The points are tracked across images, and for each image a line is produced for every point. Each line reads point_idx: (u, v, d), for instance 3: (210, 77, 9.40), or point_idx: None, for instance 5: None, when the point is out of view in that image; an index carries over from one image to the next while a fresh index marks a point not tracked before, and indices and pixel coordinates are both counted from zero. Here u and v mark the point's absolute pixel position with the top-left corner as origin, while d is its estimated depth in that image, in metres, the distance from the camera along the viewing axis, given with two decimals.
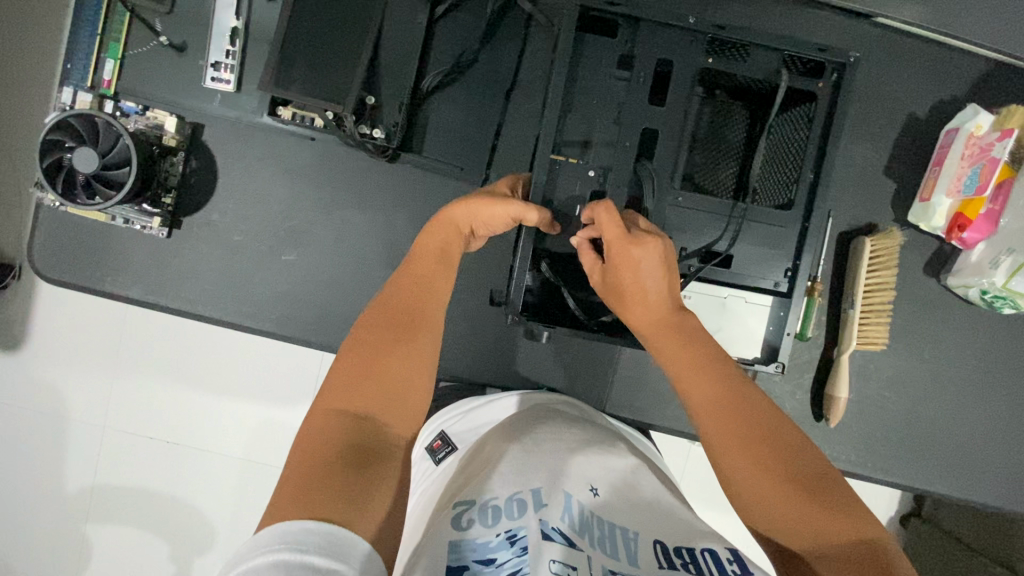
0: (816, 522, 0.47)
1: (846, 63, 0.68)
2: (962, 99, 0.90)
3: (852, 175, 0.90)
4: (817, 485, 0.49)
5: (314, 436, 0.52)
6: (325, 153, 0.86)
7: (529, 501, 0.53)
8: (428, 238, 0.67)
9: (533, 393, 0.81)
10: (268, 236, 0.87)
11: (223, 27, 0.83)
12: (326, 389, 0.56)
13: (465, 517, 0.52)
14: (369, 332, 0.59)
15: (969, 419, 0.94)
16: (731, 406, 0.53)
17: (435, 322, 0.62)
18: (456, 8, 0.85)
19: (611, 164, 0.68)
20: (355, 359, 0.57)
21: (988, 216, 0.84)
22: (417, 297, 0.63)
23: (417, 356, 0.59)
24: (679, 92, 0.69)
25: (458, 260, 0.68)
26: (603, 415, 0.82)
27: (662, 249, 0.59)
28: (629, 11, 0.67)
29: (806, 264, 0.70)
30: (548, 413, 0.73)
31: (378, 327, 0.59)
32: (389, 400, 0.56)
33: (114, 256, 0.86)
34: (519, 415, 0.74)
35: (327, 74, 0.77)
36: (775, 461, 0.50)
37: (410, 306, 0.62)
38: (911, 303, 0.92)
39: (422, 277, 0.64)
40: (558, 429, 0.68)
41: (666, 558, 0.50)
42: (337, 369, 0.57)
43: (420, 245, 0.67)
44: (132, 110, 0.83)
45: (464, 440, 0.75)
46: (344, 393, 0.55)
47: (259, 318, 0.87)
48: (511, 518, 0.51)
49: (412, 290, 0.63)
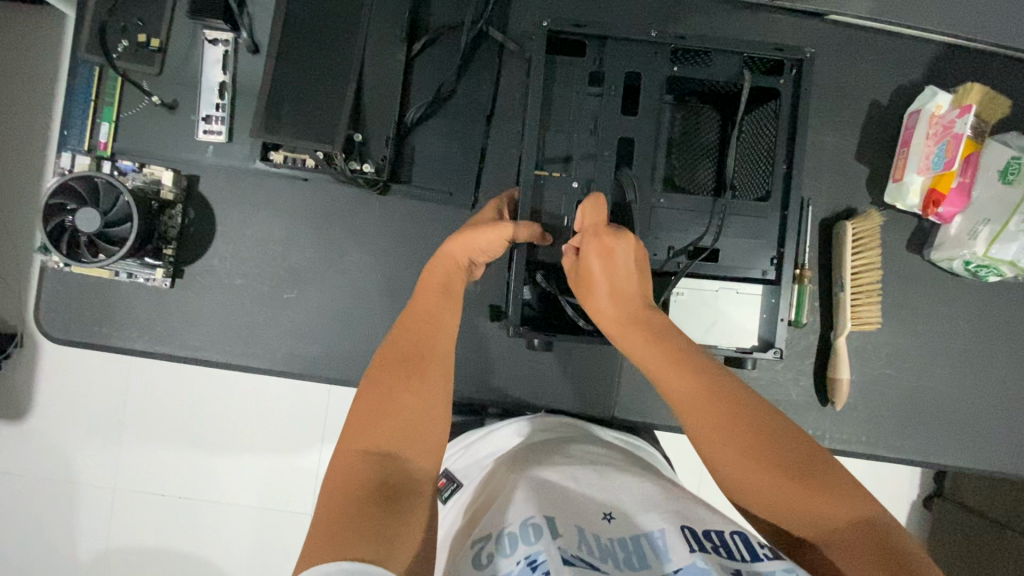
0: (808, 507, 0.48)
1: (803, 60, 0.71)
2: (920, 82, 0.94)
3: (825, 163, 0.94)
4: (810, 472, 0.49)
5: (340, 480, 0.53)
6: (318, 191, 0.89)
7: (544, 526, 0.52)
8: (429, 277, 0.70)
9: (537, 418, 0.82)
10: (269, 277, 0.89)
11: (212, 83, 0.87)
12: (348, 432, 0.57)
13: (485, 556, 0.52)
14: (386, 371, 0.61)
15: (970, 388, 0.95)
16: (710, 398, 0.53)
17: (446, 353, 0.64)
18: (431, 44, 0.89)
19: (593, 175, 0.71)
20: (369, 399, 0.59)
21: (960, 190, 0.88)
22: (424, 334, 0.65)
23: (435, 385, 0.61)
24: (649, 102, 0.72)
25: (461, 293, 0.70)
26: (604, 431, 0.83)
27: (637, 244, 0.65)
28: (594, 31, 0.70)
29: (790, 251, 0.71)
30: (552, 445, 0.73)
31: (392, 364, 0.62)
32: (407, 433, 0.57)
33: (119, 311, 0.88)
34: (523, 448, 0.73)
35: (315, 117, 0.81)
36: (762, 451, 0.50)
37: (418, 342, 0.64)
38: (899, 281, 0.95)
39: (428, 311, 0.67)
40: (564, 460, 0.68)
41: (697, 541, 0.50)
42: (359, 413, 0.58)
43: (423, 285, 0.69)
44: (129, 168, 0.86)
45: (468, 474, 0.77)
46: (361, 432, 0.56)
47: (266, 357, 0.89)
48: (528, 544, 0.50)
49: (418, 327, 0.65)
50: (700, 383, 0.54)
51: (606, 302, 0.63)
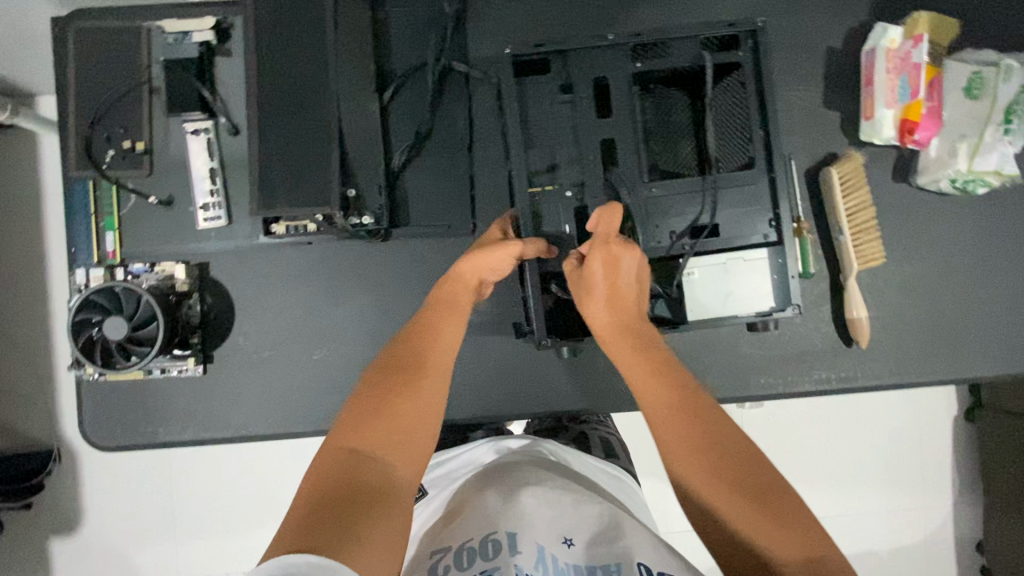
0: (749, 518, 0.52)
1: (755, 29, 0.74)
2: (869, 20, 0.97)
3: (797, 117, 0.97)
4: (757, 488, 0.54)
5: (329, 473, 0.56)
6: (324, 251, 0.92)
7: (503, 545, 0.62)
8: (439, 291, 0.73)
9: (508, 439, 0.91)
10: (295, 342, 0.92)
11: (201, 171, 0.90)
12: (340, 427, 0.61)
13: (444, 564, 0.61)
14: (381, 376, 0.64)
15: (985, 299, 0.98)
16: (678, 404, 0.59)
17: (442, 368, 0.66)
18: (401, 89, 0.92)
19: (583, 180, 0.74)
20: (368, 397, 0.62)
21: (932, 114, 0.92)
22: (424, 340, 0.67)
23: (425, 399, 0.63)
24: (621, 99, 0.74)
25: (468, 309, 0.72)
26: (568, 453, 0.91)
27: (638, 258, 0.68)
28: (554, 48, 0.73)
29: (786, 209, 0.73)
30: (534, 461, 0.81)
31: (386, 370, 0.64)
32: (399, 442, 0.60)
33: (159, 407, 0.91)
34: (512, 460, 0.81)
35: (308, 183, 0.85)
36: (711, 458, 0.55)
37: (416, 353, 0.66)
38: (893, 212, 0.97)
39: (431, 323, 0.69)
40: (544, 475, 0.75)
41: None
42: (353, 412, 0.61)
43: (433, 296, 0.72)
44: (140, 270, 0.88)
45: (435, 484, 0.87)
46: (352, 429, 0.60)
47: (309, 419, 0.91)
48: (486, 559, 0.61)
49: (421, 336, 0.68)
50: (677, 391, 0.60)
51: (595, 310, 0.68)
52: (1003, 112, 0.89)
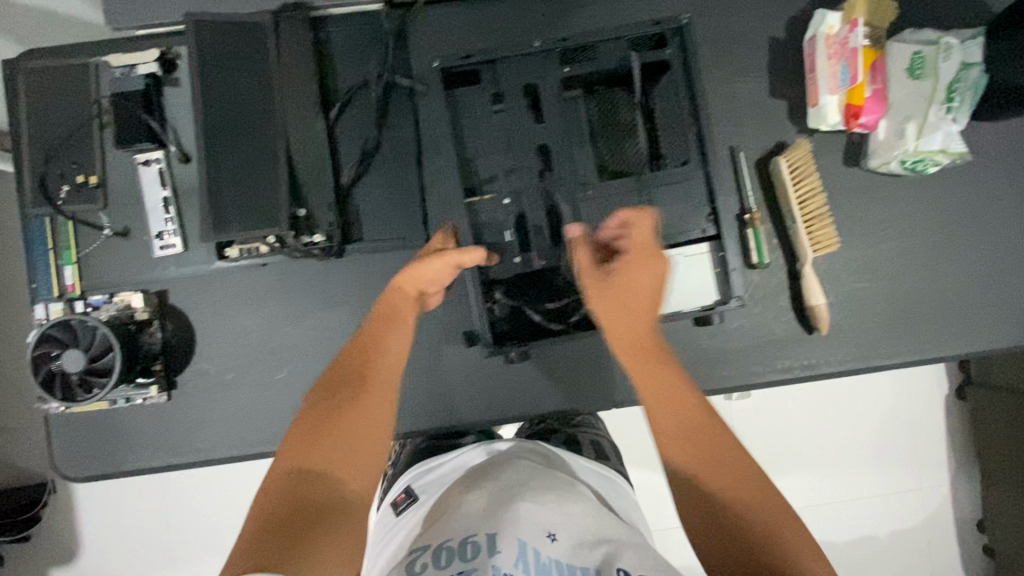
0: (741, 501, 0.54)
1: (681, 26, 0.74)
2: (808, 8, 0.97)
3: (743, 108, 0.97)
4: (749, 476, 0.55)
5: (274, 495, 0.56)
6: (281, 271, 0.93)
7: (482, 544, 0.60)
8: (381, 304, 0.73)
9: (500, 441, 0.87)
10: (257, 364, 0.93)
11: (155, 200, 0.91)
12: (286, 447, 0.61)
13: (420, 563, 0.59)
14: (325, 393, 0.64)
15: (945, 277, 0.98)
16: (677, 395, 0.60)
17: (387, 377, 0.67)
18: (347, 107, 0.93)
19: (520, 187, 0.75)
20: (314, 416, 0.62)
21: (875, 97, 0.91)
22: (369, 356, 0.68)
23: (370, 408, 0.63)
24: (552, 104, 0.74)
25: (411, 317, 0.73)
26: (570, 457, 0.86)
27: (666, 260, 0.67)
28: (483, 57, 0.74)
29: (720, 203, 0.74)
30: (525, 461, 0.78)
31: (331, 387, 0.65)
32: (350, 458, 0.60)
33: (127, 436, 0.92)
34: (498, 462, 0.79)
35: (257, 205, 0.86)
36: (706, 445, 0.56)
37: (360, 366, 0.67)
38: (846, 197, 0.97)
39: (374, 336, 0.70)
40: (532, 475, 0.73)
41: None
42: (298, 431, 0.61)
43: (375, 310, 0.73)
44: (100, 301, 0.90)
45: (425, 490, 0.84)
46: (298, 448, 0.60)
47: (276, 439, 0.92)
48: (465, 560, 0.58)
49: (365, 350, 0.68)
50: (679, 383, 0.60)
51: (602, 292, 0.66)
52: (946, 91, 0.89)
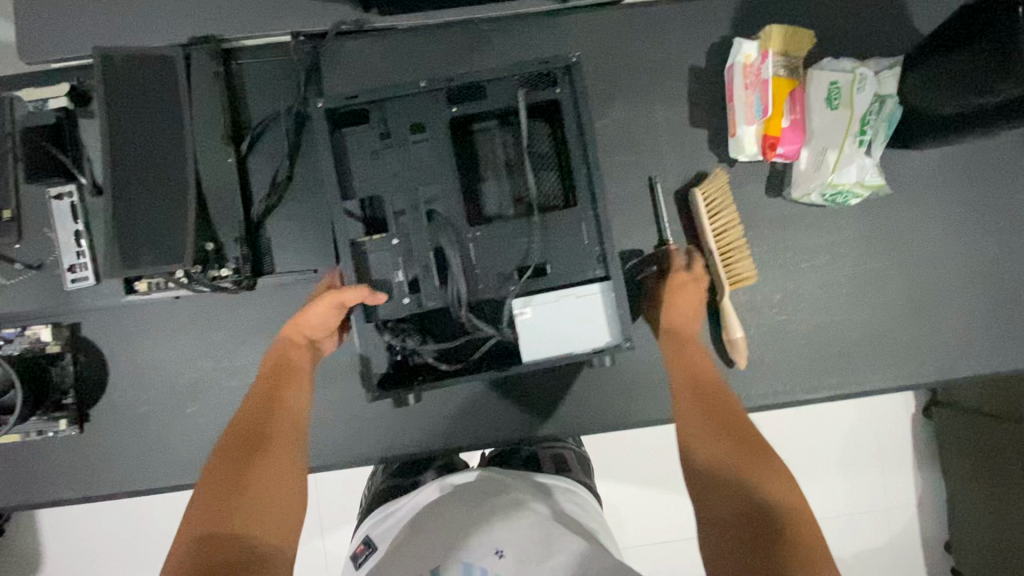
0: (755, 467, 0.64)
1: (570, 64, 0.72)
2: (729, 36, 0.96)
3: (663, 137, 0.96)
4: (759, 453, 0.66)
5: (185, 558, 0.56)
6: (194, 304, 0.93)
7: None
8: (271, 362, 0.77)
9: (455, 474, 0.82)
10: (169, 396, 0.93)
11: (67, 233, 0.91)
12: (191, 513, 0.61)
13: None
14: (229, 452, 0.67)
15: (865, 309, 0.97)
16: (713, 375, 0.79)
17: (290, 426, 0.72)
18: (260, 139, 0.93)
19: (408, 229, 0.73)
20: (219, 482, 0.63)
21: (794, 127, 0.90)
22: (269, 415, 0.71)
23: (279, 453, 0.68)
24: (441, 145, 0.74)
25: (306, 370, 0.77)
26: (532, 476, 0.81)
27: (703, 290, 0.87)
28: (369, 98, 0.73)
29: (610, 246, 0.72)
30: (475, 487, 0.76)
31: (234, 445, 0.68)
32: (267, 509, 0.62)
33: (39, 468, 0.92)
34: (447, 497, 0.76)
35: (163, 241, 0.84)
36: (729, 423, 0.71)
37: (261, 421, 0.70)
38: (766, 228, 0.96)
39: (269, 392, 0.74)
40: (481, 504, 0.71)
41: None
42: (203, 495, 0.63)
43: (266, 369, 0.76)
44: (9, 335, 0.89)
45: (383, 538, 0.77)
46: (205, 510, 0.61)
47: (187, 472, 0.92)
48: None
49: (263, 406, 0.72)
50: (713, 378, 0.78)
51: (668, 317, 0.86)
52: (860, 123, 0.88)
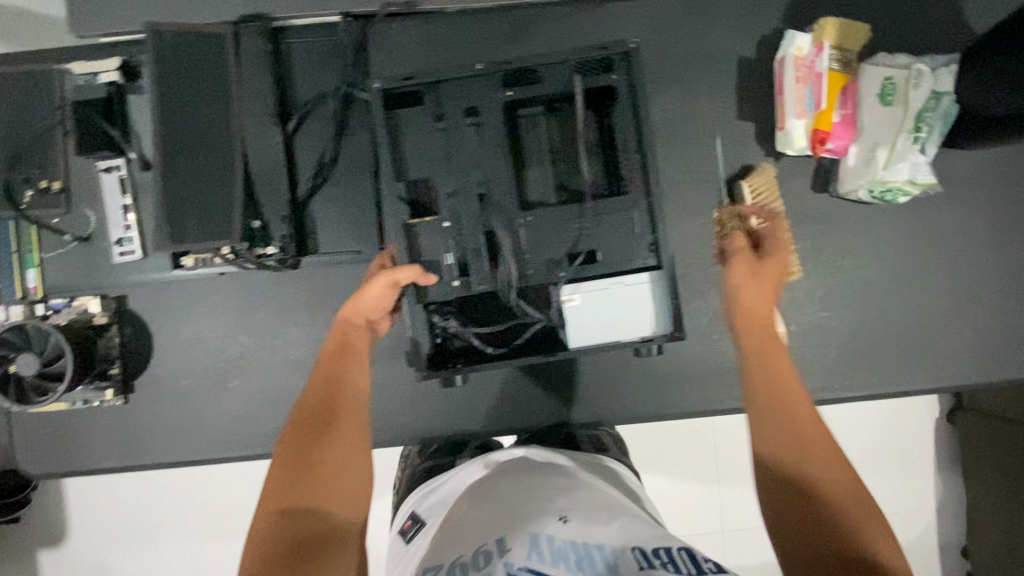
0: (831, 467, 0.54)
1: (629, 51, 0.72)
2: (781, 27, 0.94)
3: (710, 129, 0.95)
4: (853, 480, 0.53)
5: (265, 539, 0.57)
6: (238, 281, 0.94)
7: (493, 551, 0.58)
8: (331, 340, 0.75)
9: (498, 452, 0.84)
10: (212, 371, 0.94)
11: (115, 207, 0.92)
12: (265, 493, 0.61)
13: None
14: (296, 433, 0.65)
15: (910, 309, 0.95)
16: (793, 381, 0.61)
17: (354, 405, 0.69)
18: (307, 119, 0.94)
19: (460, 212, 0.73)
20: (287, 461, 0.63)
21: (845, 122, 0.89)
22: (334, 391, 0.69)
23: (346, 433, 0.66)
24: (495, 129, 0.73)
25: (364, 348, 0.75)
26: (577, 455, 0.82)
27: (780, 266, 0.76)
28: (424, 79, 0.72)
29: (663, 234, 0.72)
30: (527, 464, 0.78)
31: (301, 426, 0.66)
32: (336, 490, 0.62)
33: (85, 437, 0.94)
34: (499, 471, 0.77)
35: (211, 216, 0.85)
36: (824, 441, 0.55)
37: (325, 400, 0.68)
38: (814, 223, 0.95)
39: (331, 371, 0.71)
40: (535, 477, 0.73)
41: (644, 559, 0.54)
42: (273, 477, 0.62)
43: (326, 347, 0.74)
44: (59, 305, 0.91)
45: (430, 512, 0.78)
46: (278, 491, 0.61)
47: (229, 446, 0.94)
48: (477, 568, 0.57)
49: (326, 386, 0.70)
50: (787, 363, 0.62)
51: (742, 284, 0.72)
52: (914, 120, 0.86)
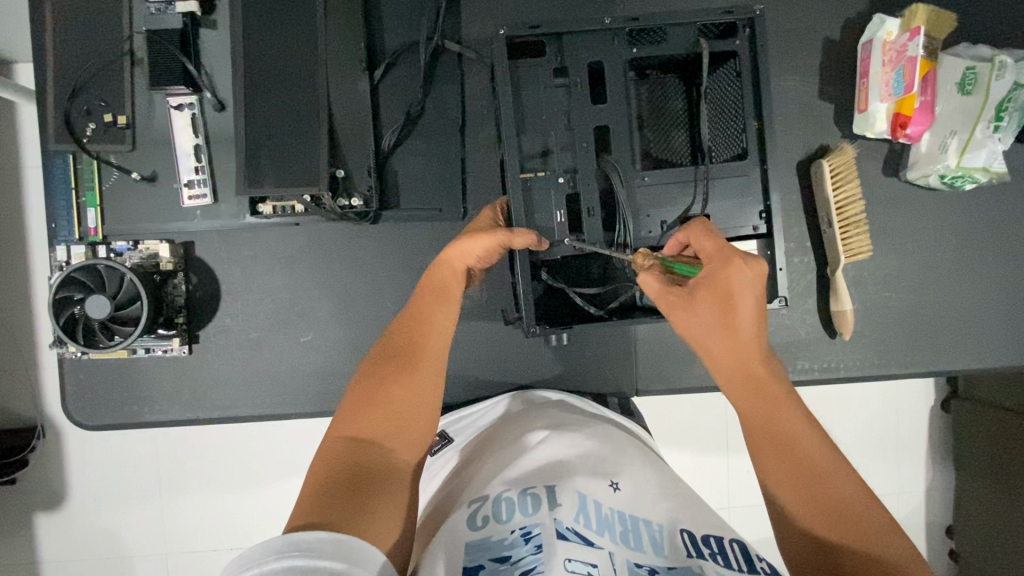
0: (809, 470, 0.55)
1: (753, 18, 0.76)
2: (866, 13, 0.96)
3: (792, 107, 0.96)
4: (821, 475, 0.55)
5: (330, 462, 0.57)
6: (312, 232, 0.91)
7: (541, 497, 0.60)
8: (427, 282, 0.72)
9: (532, 389, 0.89)
10: (281, 324, 0.91)
11: (186, 147, 0.87)
12: (340, 417, 0.61)
13: (480, 515, 0.59)
14: (377, 365, 0.64)
15: (967, 292, 0.99)
16: (756, 381, 0.60)
17: (438, 352, 0.66)
18: (392, 67, 0.89)
19: (574, 166, 0.76)
20: (362, 389, 0.62)
21: (924, 109, 0.91)
22: (418, 331, 0.67)
23: (426, 376, 0.64)
24: (616, 86, 0.76)
25: (458, 295, 0.72)
26: (608, 410, 0.86)
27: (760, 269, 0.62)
28: (551, 29, 0.74)
29: (776, 200, 0.76)
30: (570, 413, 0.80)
31: (383, 359, 0.65)
32: (404, 432, 0.61)
33: (144, 386, 0.90)
34: (537, 415, 0.79)
35: (295, 161, 0.82)
36: (793, 442, 0.56)
37: (411, 338, 0.67)
38: (881, 205, 0.98)
39: (423, 312, 0.69)
40: (576, 425, 0.74)
41: (695, 546, 0.56)
42: (350, 404, 0.62)
43: (421, 289, 0.72)
44: (123, 248, 0.86)
45: (459, 432, 0.85)
46: (352, 420, 0.60)
47: (295, 402, 0.91)
48: (525, 515, 0.58)
49: (413, 325, 0.68)
50: (765, 378, 0.60)
51: (710, 314, 0.62)
52: (994, 109, 0.89)
